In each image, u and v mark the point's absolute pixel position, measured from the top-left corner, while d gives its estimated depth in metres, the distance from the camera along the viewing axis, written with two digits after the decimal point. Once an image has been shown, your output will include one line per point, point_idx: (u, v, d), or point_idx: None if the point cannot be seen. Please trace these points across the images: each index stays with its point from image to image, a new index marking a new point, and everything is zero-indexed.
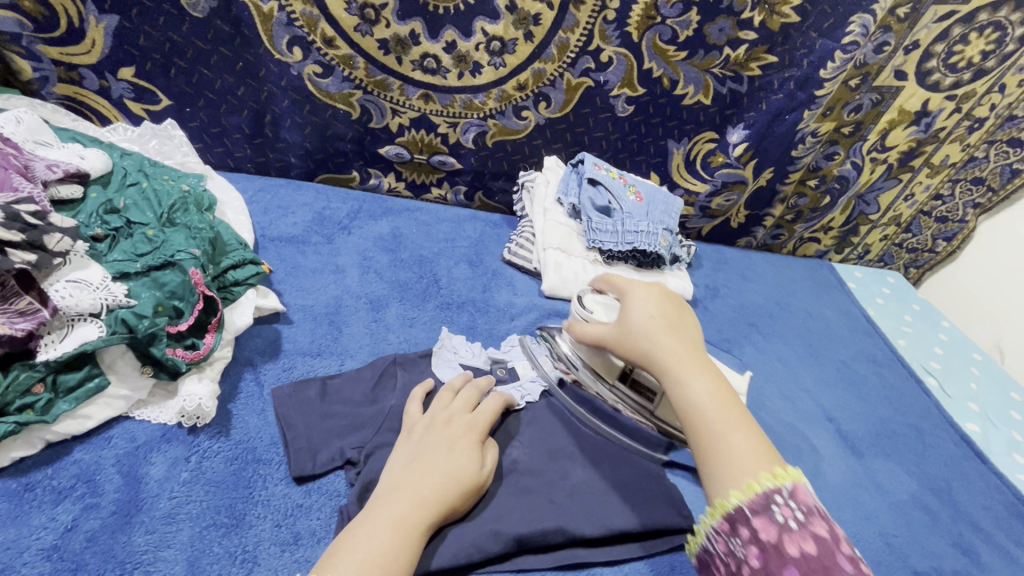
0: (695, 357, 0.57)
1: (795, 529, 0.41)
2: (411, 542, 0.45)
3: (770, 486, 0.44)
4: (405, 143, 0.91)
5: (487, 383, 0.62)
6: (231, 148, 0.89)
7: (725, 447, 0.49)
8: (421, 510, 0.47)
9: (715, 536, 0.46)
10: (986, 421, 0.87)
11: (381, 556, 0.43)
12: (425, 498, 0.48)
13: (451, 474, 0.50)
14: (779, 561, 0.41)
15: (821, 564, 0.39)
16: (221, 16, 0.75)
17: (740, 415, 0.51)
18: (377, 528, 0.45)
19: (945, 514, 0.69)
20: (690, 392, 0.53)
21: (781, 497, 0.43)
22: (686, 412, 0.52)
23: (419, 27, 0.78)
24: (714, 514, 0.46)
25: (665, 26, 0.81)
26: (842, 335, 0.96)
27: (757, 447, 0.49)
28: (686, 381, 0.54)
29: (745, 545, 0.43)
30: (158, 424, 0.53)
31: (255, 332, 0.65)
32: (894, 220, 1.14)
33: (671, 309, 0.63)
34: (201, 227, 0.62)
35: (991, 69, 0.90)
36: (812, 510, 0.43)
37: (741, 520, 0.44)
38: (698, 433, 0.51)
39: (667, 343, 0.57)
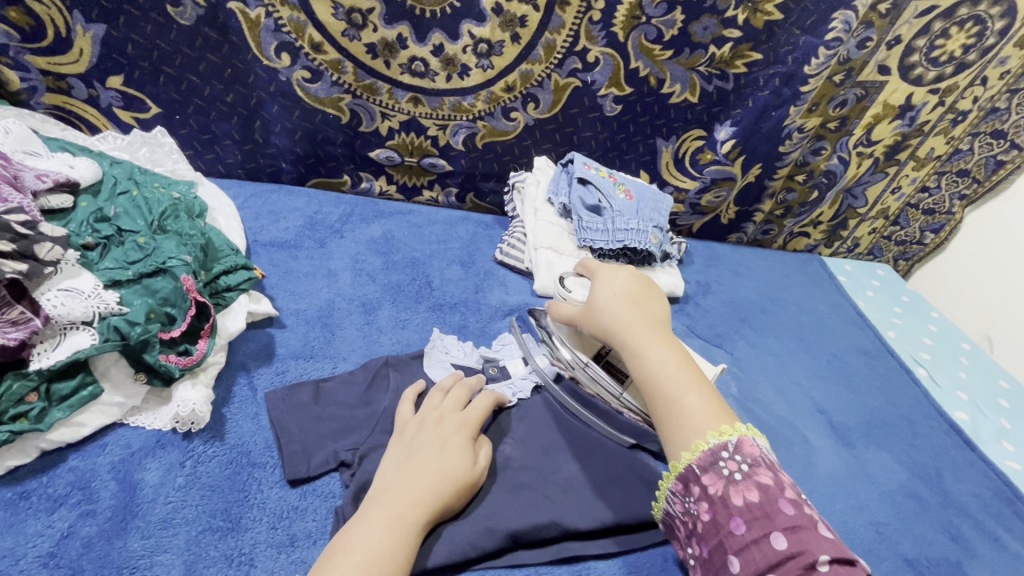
0: (657, 331, 0.61)
1: (740, 480, 0.47)
2: (407, 541, 0.46)
3: (716, 442, 0.49)
4: (395, 146, 0.91)
5: (477, 382, 0.63)
6: (221, 154, 0.89)
7: (676, 408, 0.53)
8: (415, 508, 0.48)
9: (673, 498, 0.51)
10: (975, 410, 0.88)
11: (378, 556, 0.44)
12: (419, 497, 0.48)
13: (443, 472, 0.51)
14: (727, 512, 0.46)
15: (763, 509, 0.45)
16: (209, 24, 0.75)
17: (694, 378, 0.56)
18: (372, 528, 0.45)
19: (934, 502, 0.70)
20: (647, 359, 0.58)
21: (728, 452, 0.48)
22: (643, 380, 0.57)
23: (406, 30, 0.79)
24: (669, 477, 0.51)
25: (650, 25, 0.82)
26: (832, 328, 0.97)
27: (708, 407, 0.53)
28: (643, 351, 0.59)
29: (699, 502, 0.48)
30: (153, 431, 0.53)
31: (248, 337, 0.66)
32: (882, 214, 1.15)
33: (638, 291, 0.67)
34: (193, 233, 0.63)
35: (973, 62, 0.92)
36: (756, 462, 0.48)
37: (693, 479, 0.49)
38: (653, 394, 0.55)
39: (628, 318, 0.62)
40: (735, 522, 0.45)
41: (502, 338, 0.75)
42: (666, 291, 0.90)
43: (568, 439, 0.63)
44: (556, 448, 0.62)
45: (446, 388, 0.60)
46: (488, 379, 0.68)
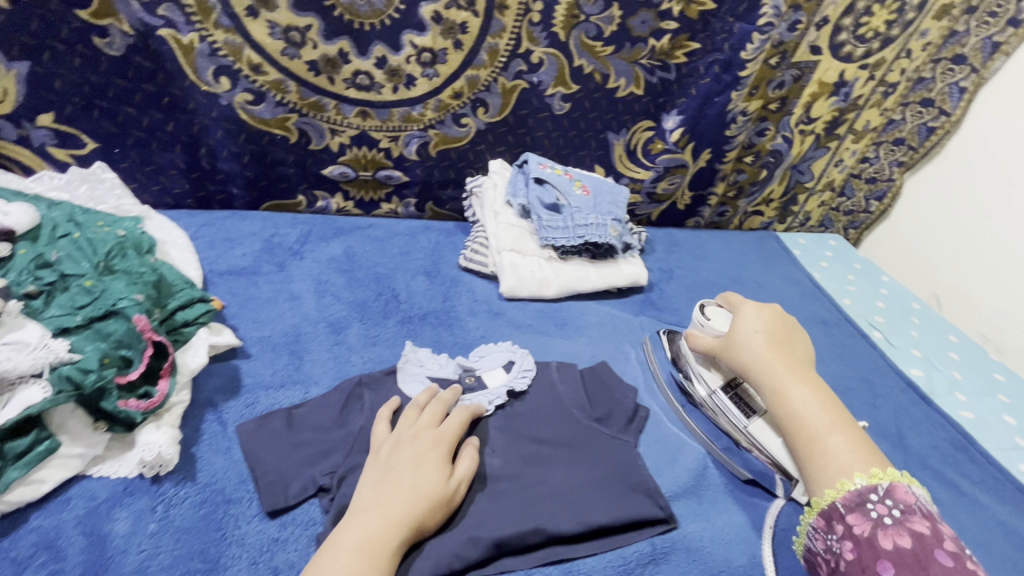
0: (801, 371, 0.63)
1: (890, 524, 0.49)
2: (382, 561, 0.47)
3: (863, 484, 0.52)
4: (348, 162, 0.90)
5: (452, 394, 0.63)
6: (168, 185, 0.86)
7: (821, 448, 0.57)
8: (390, 530, 0.48)
9: (814, 534, 0.54)
10: (929, 366, 0.93)
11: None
12: (395, 517, 0.49)
13: (418, 491, 0.52)
14: (874, 553, 0.48)
15: (915, 555, 0.47)
16: (141, 52, 0.73)
17: (838, 421, 0.59)
18: (347, 552, 0.46)
19: (897, 457, 0.73)
20: (788, 397, 0.61)
21: (876, 495, 0.51)
22: (785, 416, 0.60)
23: (347, 45, 0.78)
24: (812, 513, 0.55)
25: (589, 23, 0.83)
26: (792, 301, 1.01)
27: (853, 451, 0.56)
28: (785, 389, 0.61)
29: (841, 541, 0.51)
30: (118, 479, 0.52)
31: (212, 371, 0.64)
32: (829, 186, 1.20)
33: (782, 326, 0.68)
34: (143, 270, 0.61)
35: (897, 37, 0.97)
36: (909, 509, 0.50)
37: (835, 517, 0.52)
38: (796, 433, 0.59)
39: (772, 357, 0.64)
40: (881, 565, 0.47)
41: (478, 349, 0.76)
42: (630, 281, 0.92)
43: (551, 445, 0.64)
44: (540, 456, 0.63)
45: (420, 404, 0.61)
46: (465, 389, 0.68)
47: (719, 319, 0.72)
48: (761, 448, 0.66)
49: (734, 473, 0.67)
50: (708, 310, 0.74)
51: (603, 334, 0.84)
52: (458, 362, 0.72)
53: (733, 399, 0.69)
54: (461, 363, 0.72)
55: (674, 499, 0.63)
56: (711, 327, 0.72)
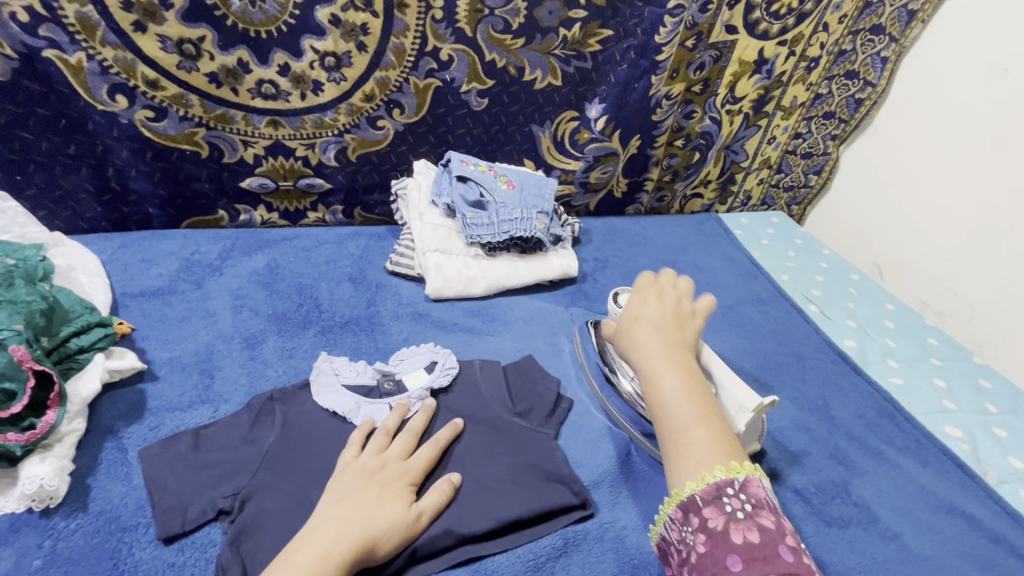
0: (677, 356, 0.59)
1: (742, 519, 0.48)
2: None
3: (723, 477, 0.50)
4: (266, 173, 0.89)
5: (423, 417, 0.63)
6: (79, 209, 0.84)
7: (684, 439, 0.53)
8: (340, 545, 0.48)
9: (671, 524, 0.52)
10: (863, 335, 0.93)
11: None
12: (348, 533, 0.49)
13: (376, 512, 0.52)
14: (725, 548, 0.47)
15: (762, 551, 0.46)
16: (28, 76, 0.71)
17: (706, 412, 0.55)
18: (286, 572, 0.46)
19: (822, 430, 0.74)
20: (659, 383, 0.57)
21: (732, 488, 0.49)
22: (655, 404, 0.56)
23: (246, 54, 0.77)
24: (670, 503, 0.52)
25: (495, 16, 0.83)
26: (728, 281, 1.01)
27: (714, 444, 0.52)
28: (657, 375, 0.57)
29: (695, 533, 0.49)
30: (5, 514, 0.50)
31: (115, 397, 0.62)
32: (765, 164, 1.21)
33: (673, 308, 0.64)
34: (31, 299, 0.59)
35: (811, 11, 0.97)
36: (760, 503, 0.49)
37: (693, 509, 0.50)
38: (663, 422, 0.55)
39: (649, 341, 0.60)
40: (730, 559, 0.46)
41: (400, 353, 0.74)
42: (561, 273, 0.91)
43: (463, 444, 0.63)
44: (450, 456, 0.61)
45: (390, 429, 0.61)
46: (382, 394, 0.67)
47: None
48: None
49: (655, 459, 0.67)
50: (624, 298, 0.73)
51: (532, 328, 0.83)
52: (380, 368, 0.70)
53: None
54: (382, 369, 0.70)
55: (592, 488, 0.63)
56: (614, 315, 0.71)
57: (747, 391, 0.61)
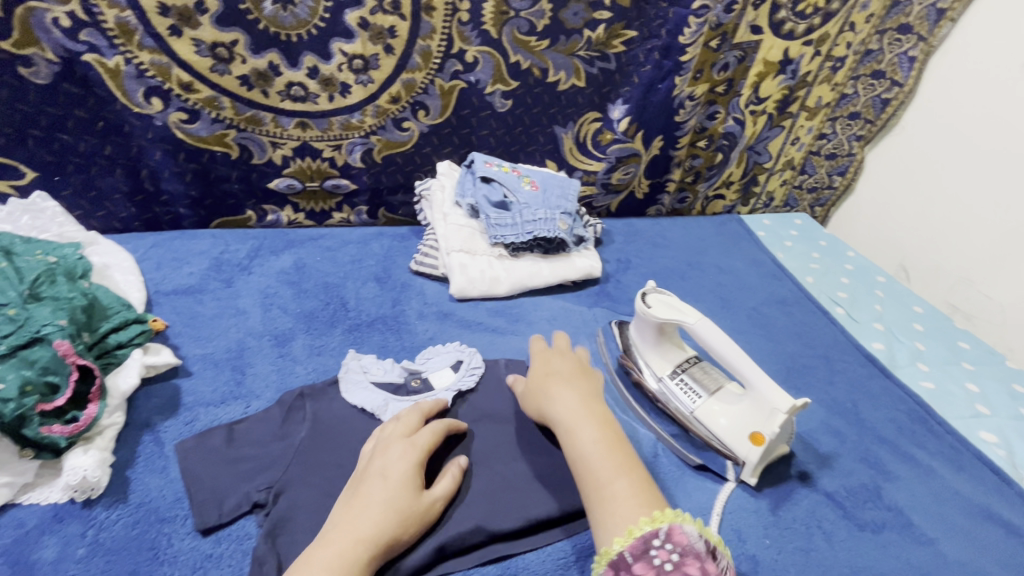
0: (594, 407, 0.59)
1: (669, 571, 0.45)
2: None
3: (648, 530, 0.47)
4: (294, 173, 0.90)
5: (432, 405, 0.62)
6: (114, 209, 0.86)
7: (608, 493, 0.51)
8: (359, 546, 0.47)
9: None
10: (891, 338, 0.92)
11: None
12: (364, 532, 0.48)
13: (389, 505, 0.50)
14: None
15: None
16: (68, 79, 0.73)
17: (626, 462, 0.53)
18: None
19: (852, 433, 0.73)
20: (578, 435, 0.56)
21: (659, 540, 0.46)
22: (573, 458, 0.55)
23: (277, 57, 0.78)
24: (599, 562, 0.47)
25: (520, 18, 0.83)
26: (752, 283, 1.00)
27: (638, 495, 0.51)
28: (574, 428, 0.56)
29: None
30: (49, 505, 0.52)
31: (151, 392, 0.64)
32: (788, 165, 1.20)
33: (579, 364, 0.65)
34: (72, 295, 0.61)
35: (837, 10, 0.96)
36: (687, 550, 0.46)
37: (623, 566, 0.46)
38: (585, 476, 0.53)
39: (567, 396, 0.59)
40: None
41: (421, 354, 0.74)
42: (584, 273, 0.91)
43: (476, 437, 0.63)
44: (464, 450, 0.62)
45: (399, 416, 0.60)
46: (410, 392, 0.67)
47: (661, 306, 0.69)
48: (709, 431, 0.65)
49: (684, 460, 0.66)
50: (653, 297, 0.71)
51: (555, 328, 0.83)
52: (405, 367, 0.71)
53: (679, 385, 0.69)
54: (408, 369, 0.71)
55: None
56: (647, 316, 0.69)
57: (779, 391, 0.61)
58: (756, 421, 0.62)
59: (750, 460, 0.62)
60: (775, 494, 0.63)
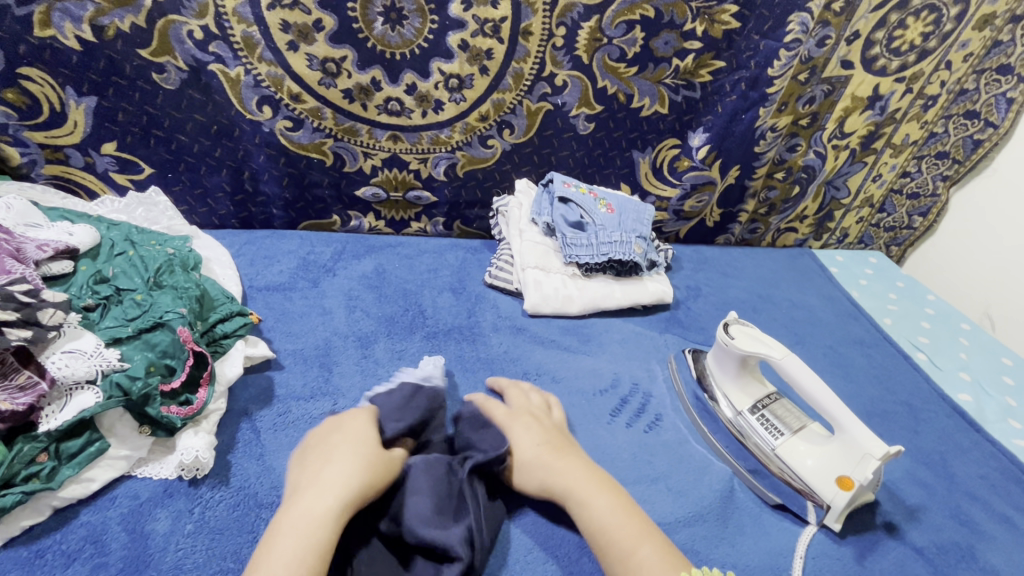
0: (597, 475, 0.58)
1: None
2: (332, 520, 0.48)
3: None
4: (380, 183, 0.94)
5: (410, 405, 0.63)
6: (214, 207, 0.92)
7: (632, 564, 0.50)
8: (340, 491, 0.50)
9: None
10: (978, 390, 0.87)
11: (308, 557, 0.46)
12: (338, 477, 0.51)
13: (353, 452, 0.54)
14: None
15: None
16: (192, 86, 0.79)
17: (644, 528, 0.53)
18: (297, 545, 0.46)
19: (940, 487, 0.69)
20: (591, 508, 0.55)
21: None
22: (591, 534, 0.54)
23: (379, 74, 0.82)
24: None
25: (612, 46, 0.85)
26: (828, 321, 0.97)
27: (663, 559, 0.51)
28: (585, 499, 0.56)
29: None
30: (160, 480, 0.56)
31: (249, 381, 0.68)
32: (867, 202, 1.16)
33: (556, 432, 0.63)
34: (188, 286, 0.66)
35: (934, 49, 0.93)
36: None
37: None
38: (606, 552, 0.52)
39: (568, 466, 0.58)
40: None
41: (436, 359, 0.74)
42: (655, 298, 0.91)
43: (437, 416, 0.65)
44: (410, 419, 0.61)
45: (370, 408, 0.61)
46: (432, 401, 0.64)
47: (746, 338, 0.69)
48: (789, 471, 0.64)
49: (762, 498, 0.65)
50: (735, 328, 0.71)
51: (627, 351, 0.83)
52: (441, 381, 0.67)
53: (760, 421, 0.68)
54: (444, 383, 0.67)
55: (695, 521, 0.61)
56: (731, 348, 0.69)
57: (873, 437, 0.59)
58: (845, 465, 0.60)
59: (836, 505, 0.60)
60: (860, 543, 0.61)
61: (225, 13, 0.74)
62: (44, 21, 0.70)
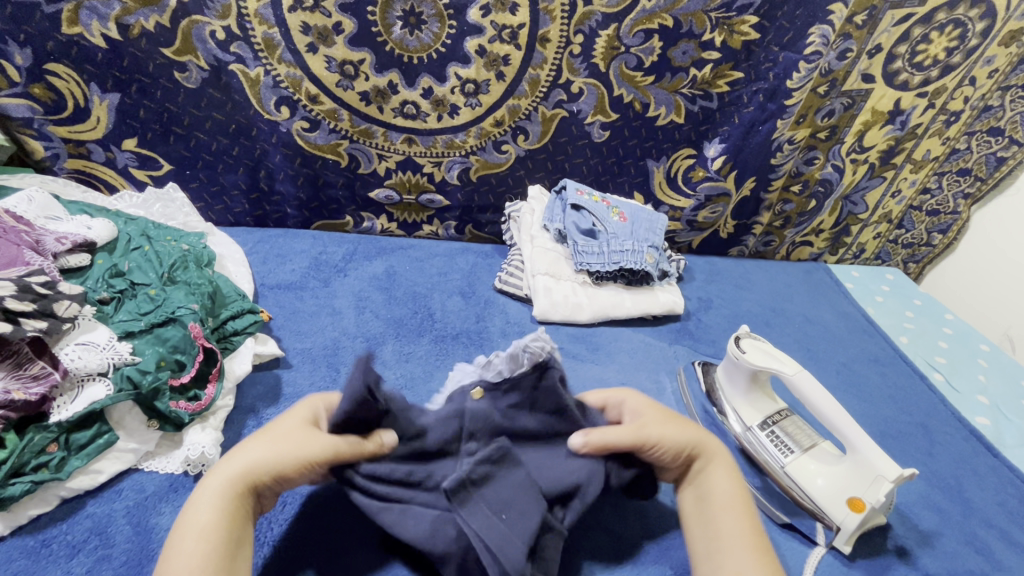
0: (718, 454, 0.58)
1: None
2: (224, 505, 0.44)
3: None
4: (394, 185, 0.95)
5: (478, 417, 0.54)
6: (230, 204, 0.93)
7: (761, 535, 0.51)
8: (236, 472, 0.46)
9: None
10: (996, 414, 0.85)
11: (197, 543, 0.42)
12: (236, 460, 0.47)
13: (266, 436, 0.49)
14: None
15: None
16: (213, 85, 0.80)
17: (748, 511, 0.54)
18: (187, 532, 0.43)
19: (955, 512, 0.68)
20: (724, 477, 0.54)
21: None
22: (722, 500, 0.53)
23: (396, 77, 0.83)
24: None
25: (630, 54, 0.85)
26: (842, 337, 0.95)
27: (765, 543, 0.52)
28: (719, 467, 0.55)
29: None
30: (166, 475, 0.56)
31: (257, 379, 0.68)
32: (885, 218, 1.14)
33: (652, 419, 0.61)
34: (201, 282, 0.67)
35: (958, 64, 0.91)
36: None
37: None
38: (741, 516, 0.51)
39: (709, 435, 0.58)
40: None
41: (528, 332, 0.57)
42: (666, 309, 0.90)
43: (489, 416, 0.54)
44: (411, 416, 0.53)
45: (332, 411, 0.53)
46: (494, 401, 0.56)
47: (757, 353, 0.68)
48: (799, 489, 0.62)
49: (770, 516, 0.63)
50: (747, 342, 0.70)
51: (636, 361, 0.82)
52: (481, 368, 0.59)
53: (769, 437, 0.66)
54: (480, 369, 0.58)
55: None
56: (743, 361, 0.68)
57: (886, 458, 0.58)
58: (857, 487, 0.59)
59: (846, 526, 0.58)
60: (870, 567, 0.60)
61: (247, 14, 0.75)
62: (72, 19, 0.72)
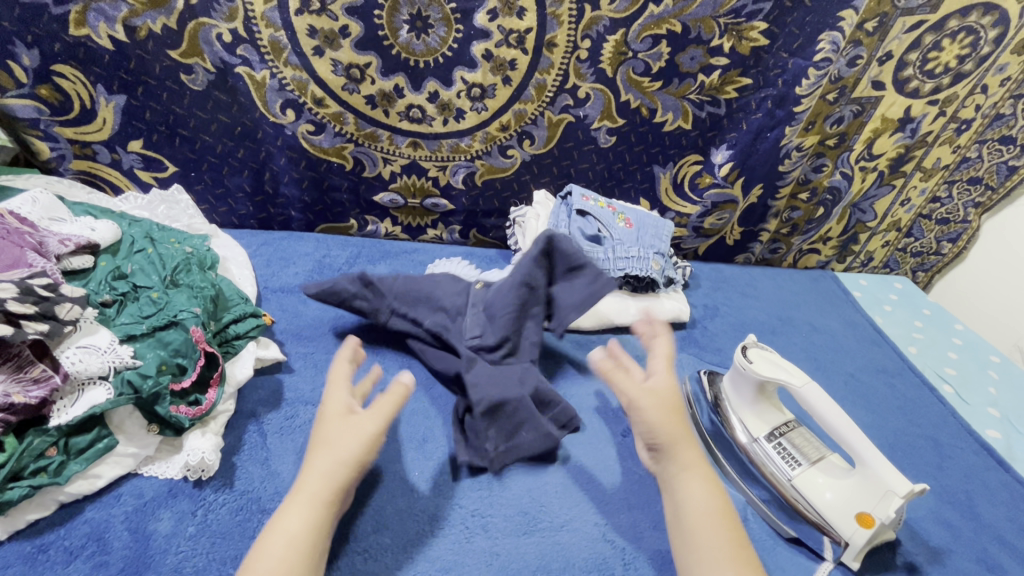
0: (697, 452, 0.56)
1: None
2: (313, 516, 0.47)
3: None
4: (398, 189, 0.95)
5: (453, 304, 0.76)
6: (234, 206, 0.93)
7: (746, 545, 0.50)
8: (316, 483, 0.48)
9: None
10: (1007, 427, 0.84)
11: (290, 553, 0.44)
12: (312, 468, 0.49)
13: (321, 438, 0.51)
14: None
15: None
16: (219, 87, 0.80)
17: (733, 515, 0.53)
18: (278, 545, 0.45)
19: (966, 528, 0.66)
20: (702, 482, 0.53)
21: None
22: (699, 506, 0.51)
23: (402, 81, 0.83)
24: None
25: (637, 59, 0.84)
26: (849, 347, 0.94)
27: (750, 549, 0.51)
28: (695, 471, 0.53)
29: None
30: (165, 480, 0.56)
31: (258, 384, 0.67)
32: (894, 226, 1.13)
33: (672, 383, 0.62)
34: (203, 286, 0.67)
35: (970, 72, 0.90)
36: None
37: None
38: (720, 523, 0.50)
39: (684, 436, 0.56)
40: None
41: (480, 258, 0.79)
42: (671, 316, 0.90)
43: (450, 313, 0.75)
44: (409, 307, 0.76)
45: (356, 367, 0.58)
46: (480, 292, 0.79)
47: (764, 363, 0.67)
48: (806, 503, 0.61)
49: (776, 530, 0.62)
50: (753, 352, 0.69)
51: None
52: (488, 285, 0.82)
53: (776, 449, 0.65)
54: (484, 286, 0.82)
55: None
56: (751, 371, 0.67)
57: (896, 473, 0.57)
58: (865, 501, 0.58)
59: (855, 542, 0.58)
60: None
61: (254, 17, 0.75)
62: (79, 21, 0.72)
